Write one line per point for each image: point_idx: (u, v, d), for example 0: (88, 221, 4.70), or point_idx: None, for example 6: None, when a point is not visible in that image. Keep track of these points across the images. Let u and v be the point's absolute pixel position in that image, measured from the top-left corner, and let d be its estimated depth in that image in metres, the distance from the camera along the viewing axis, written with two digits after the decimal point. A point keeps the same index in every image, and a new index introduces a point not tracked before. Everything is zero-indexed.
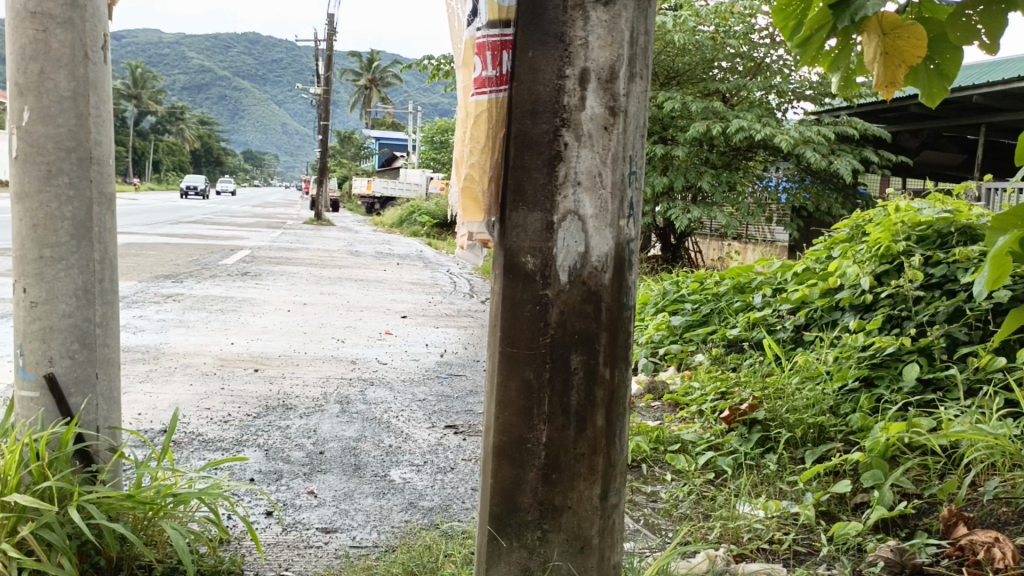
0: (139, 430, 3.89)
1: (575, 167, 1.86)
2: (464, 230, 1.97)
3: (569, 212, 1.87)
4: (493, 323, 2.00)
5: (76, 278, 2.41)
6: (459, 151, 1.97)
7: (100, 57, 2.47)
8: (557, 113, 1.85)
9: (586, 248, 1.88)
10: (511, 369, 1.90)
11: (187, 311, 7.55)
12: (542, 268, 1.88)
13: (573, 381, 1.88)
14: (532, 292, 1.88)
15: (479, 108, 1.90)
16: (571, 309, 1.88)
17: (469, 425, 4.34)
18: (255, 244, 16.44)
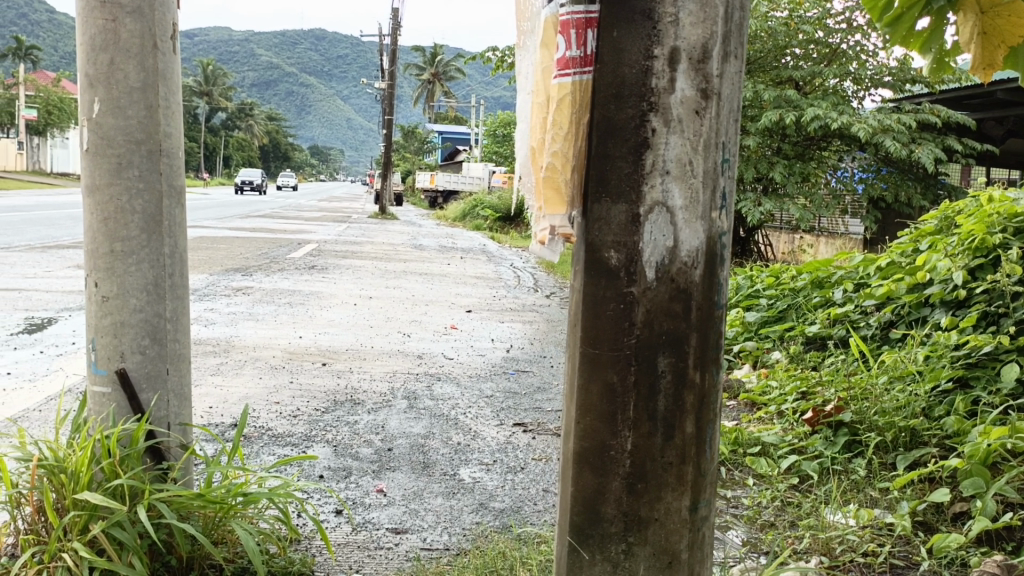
0: (210, 424, 3.89)
1: (664, 155, 1.73)
2: (545, 223, 1.84)
3: (657, 204, 1.74)
4: (572, 322, 1.89)
5: (146, 272, 2.38)
6: (539, 139, 1.84)
7: (169, 47, 2.43)
8: (645, 96, 1.72)
9: (675, 242, 1.75)
10: (593, 372, 1.79)
11: (256, 304, 7.63)
12: (626, 264, 1.75)
13: (660, 385, 1.76)
14: (616, 290, 1.76)
15: (564, 91, 1.77)
16: (658, 308, 1.75)
17: (538, 423, 4.24)
18: (321, 238, 16.64)
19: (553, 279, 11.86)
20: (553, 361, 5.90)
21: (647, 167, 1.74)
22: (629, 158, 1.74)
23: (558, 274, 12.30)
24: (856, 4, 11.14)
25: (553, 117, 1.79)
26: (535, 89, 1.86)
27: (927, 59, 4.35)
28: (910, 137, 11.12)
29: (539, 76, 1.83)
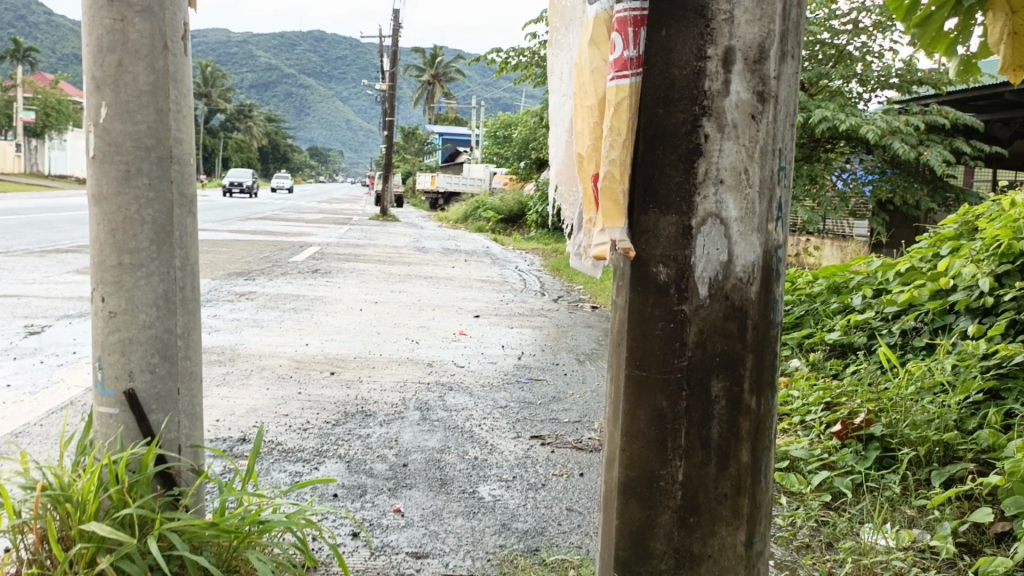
0: (217, 438, 3.75)
1: (718, 163, 1.60)
2: (602, 238, 1.61)
3: (710, 215, 1.61)
4: (615, 341, 1.75)
5: (157, 286, 2.25)
6: (589, 147, 1.65)
7: (181, 49, 2.30)
8: (697, 99, 1.59)
9: (730, 257, 1.61)
10: (640, 396, 1.66)
11: (260, 309, 7.49)
12: (677, 280, 1.62)
13: (714, 411, 1.63)
14: (665, 308, 1.63)
15: (619, 93, 1.59)
16: (712, 328, 1.62)
17: (556, 435, 4.11)
18: (323, 240, 16.52)
19: (558, 282, 11.73)
20: (566, 369, 5.76)
21: (701, 176, 1.60)
22: (682, 167, 1.60)
23: (564, 278, 12.16)
24: (863, 5, 11.01)
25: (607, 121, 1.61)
26: (578, 94, 1.68)
27: (953, 62, 4.19)
28: (919, 139, 10.97)
29: (586, 80, 1.66)
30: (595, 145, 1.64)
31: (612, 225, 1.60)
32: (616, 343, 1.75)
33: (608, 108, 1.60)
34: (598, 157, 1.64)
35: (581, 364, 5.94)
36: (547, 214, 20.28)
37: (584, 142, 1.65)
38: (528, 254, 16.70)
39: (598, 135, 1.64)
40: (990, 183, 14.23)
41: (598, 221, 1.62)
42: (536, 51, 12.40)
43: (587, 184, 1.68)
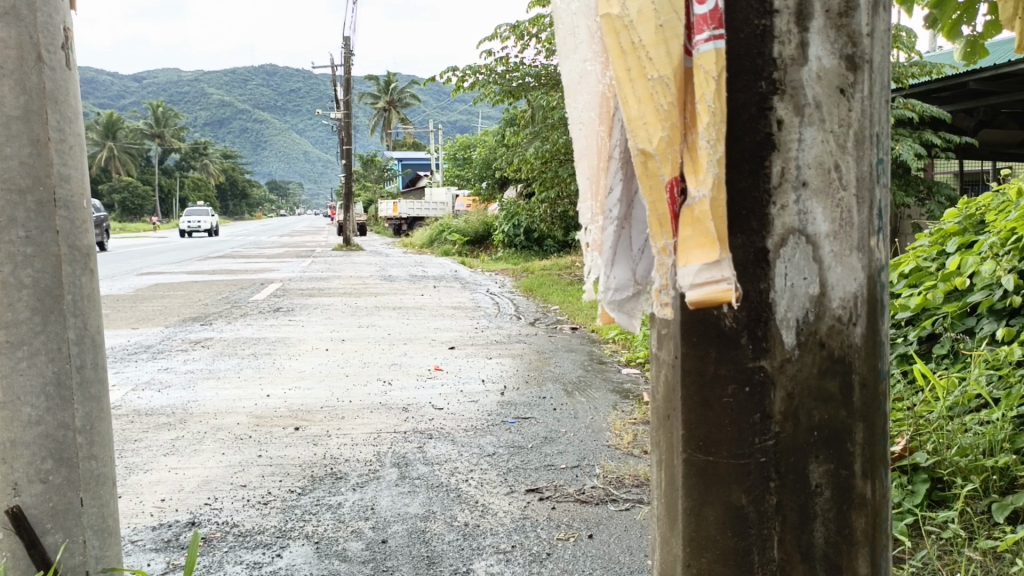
0: (161, 525, 3.20)
1: (798, 158, 1.42)
2: (691, 276, 1.32)
3: (793, 231, 1.43)
4: (664, 412, 1.58)
5: (44, 368, 1.75)
6: (664, 138, 1.33)
7: (62, 60, 1.79)
8: (762, 70, 1.40)
9: (822, 289, 1.45)
10: (711, 490, 1.50)
11: (217, 358, 6.88)
12: (750, 327, 1.44)
13: (815, 505, 1.48)
14: (740, 370, 1.45)
15: (712, 58, 1.32)
16: (806, 392, 1.46)
17: (555, 487, 3.62)
18: (284, 276, 15.82)
19: (533, 303, 11.26)
20: (555, 403, 5.24)
21: (778, 180, 1.42)
22: (751, 177, 1.41)
23: (538, 299, 11.67)
24: None
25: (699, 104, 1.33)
26: (629, 62, 1.35)
27: (958, 42, 3.78)
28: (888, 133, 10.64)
29: (646, 40, 1.34)
30: (672, 136, 1.33)
31: (717, 251, 1.32)
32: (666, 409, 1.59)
33: (701, 86, 1.32)
34: (675, 155, 1.33)
35: (571, 397, 5.41)
36: (513, 233, 19.80)
37: (659, 131, 1.33)
38: (497, 275, 16.18)
39: (674, 122, 1.33)
40: (958, 175, 13.99)
41: (699, 247, 1.32)
42: (492, 68, 11.95)
43: (654, 204, 1.35)
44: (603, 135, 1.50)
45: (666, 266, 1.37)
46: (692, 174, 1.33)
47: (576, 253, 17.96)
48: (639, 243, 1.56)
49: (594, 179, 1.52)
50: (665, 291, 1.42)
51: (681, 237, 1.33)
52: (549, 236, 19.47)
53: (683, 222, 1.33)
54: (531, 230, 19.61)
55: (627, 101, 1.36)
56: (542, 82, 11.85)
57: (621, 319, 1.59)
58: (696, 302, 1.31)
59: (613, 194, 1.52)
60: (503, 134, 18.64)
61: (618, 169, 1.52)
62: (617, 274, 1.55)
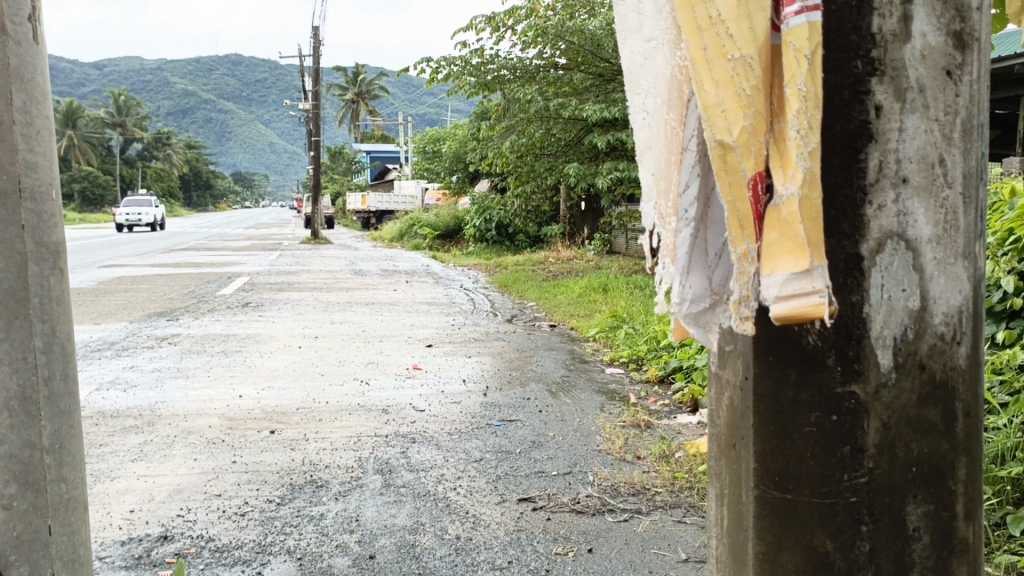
0: (130, 539, 2.99)
1: (900, 148, 1.60)
2: (779, 288, 1.44)
3: (893, 235, 1.61)
4: (731, 440, 1.78)
5: (9, 381, 1.55)
6: (748, 127, 1.45)
7: (28, 32, 1.58)
8: (863, 46, 1.58)
9: (924, 301, 1.63)
10: (798, 532, 1.67)
11: (185, 356, 6.61)
12: (839, 350, 1.63)
13: (911, 543, 1.65)
14: (832, 400, 1.63)
15: (805, 33, 1.43)
16: (904, 422, 1.64)
17: (549, 496, 3.46)
18: (252, 269, 15.46)
19: (508, 300, 11.08)
20: (540, 405, 5.08)
21: (876, 175, 1.59)
22: (846, 173, 1.59)
23: (514, 295, 11.48)
24: None
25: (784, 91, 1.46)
26: (714, 45, 1.47)
27: None
28: None
29: (729, 23, 1.46)
30: (756, 123, 1.46)
31: (806, 262, 1.42)
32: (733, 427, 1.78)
33: (790, 68, 1.44)
34: (758, 145, 1.46)
35: (557, 397, 5.27)
36: (485, 228, 19.57)
37: (741, 120, 1.46)
38: (470, 270, 15.98)
39: (758, 109, 1.46)
40: None
41: (786, 253, 1.43)
42: (467, 59, 11.66)
43: (735, 209, 1.47)
44: (675, 124, 1.60)
45: (747, 272, 1.50)
46: (781, 170, 1.46)
47: (549, 249, 17.81)
48: (714, 249, 1.63)
49: (665, 175, 1.61)
50: (746, 302, 1.54)
51: (764, 240, 1.46)
52: (521, 231, 19.25)
53: (768, 225, 1.45)
54: (503, 224, 19.40)
55: (705, 87, 1.48)
56: (518, 74, 11.63)
57: (694, 329, 1.69)
58: (787, 312, 1.43)
59: (688, 191, 1.60)
60: (476, 127, 18.35)
61: (694, 160, 1.59)
62: (693, 284, 1.65)
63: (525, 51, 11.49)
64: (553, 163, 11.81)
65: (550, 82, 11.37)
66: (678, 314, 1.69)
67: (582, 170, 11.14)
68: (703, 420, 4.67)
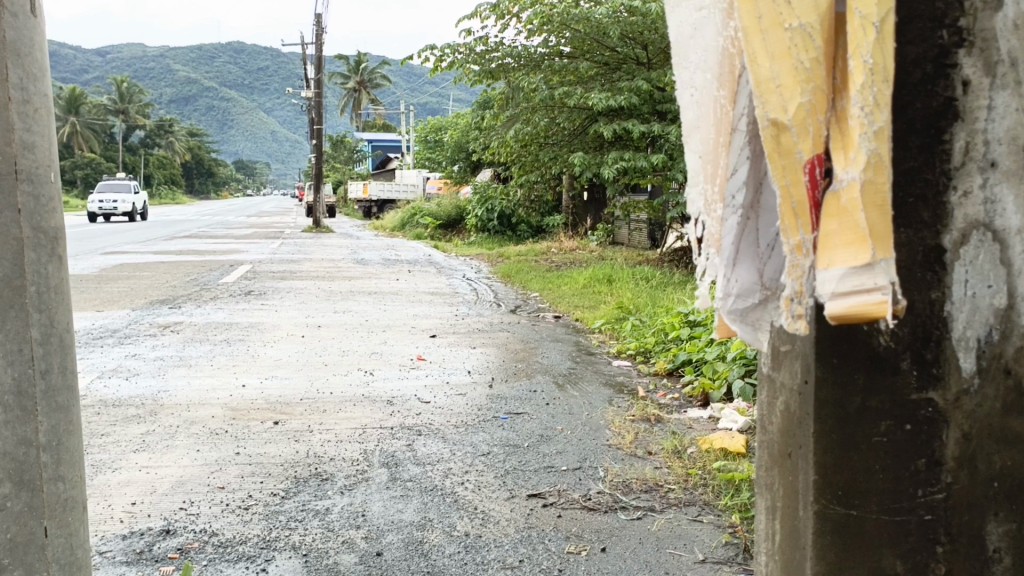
0: (129, 534, 2.90)
1: (989, 125, 1.72)
2: (836, 286, 1.41)
3: (978, 227, 1.74)
4: (786, 451, 1.92)
5: (4, 375, 1.46)
6: (806, 103, 1.46)
7: (25, 4, 1.49)
8: (945, 26, 1.71)
9: (1010, 298, 1.75)
10: (868, 552, 1.81)
11: (188, 344, 6.54)
12: (916, 359, 1.76)
13: (990, 556, 1.80)
14: (907, 411, 1.77)
15: (870, 4, 1.44)
16: (984, 431, 1.77)
17: (559, 492, 3.38)
18: (253, 257, 15.36)
19: (512, 290, 10.99)
20: (547, 397, 4.99)
21: (962, 159, 1.73)
22: (925, 155, 1.73)
23: (517, 285, 11.41)
24: None
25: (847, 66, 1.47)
26: (772, 15, 1.47)
27: None
28: None
29: None
30: (815, 98, 1.46)
31: (866, 254, 1.41)
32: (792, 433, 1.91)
33: (854, 39, 1.45)
34: (815, 125, 1.47)
35: (564, 390, 5.19)
36: (487, 217, 19.46)
37: (798, 96, 1.46)
38: (473, 260, 15.88)
39: (817, 85, 1.46)
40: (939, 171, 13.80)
41: (845, 245, 1.42)
42: (471, 47, 11.59)
43: (789, 195, 1.48)
44: (725, 106, 1.60)
45: (800, 267, 1.50)
46: (842, 152, 1.45)
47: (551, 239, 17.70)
48: (767, 240, 1.69)
49: (712, 159, 1.61)
50: (798, 298, 1.54)
51: (821, 229, 1.45)
52: (523, 221, 19.13)
53: (827, 213, 1.45)
54: (506, 213, 19.28)
55: (759, 61, 1.49)
56: (523, 63, 11.57)
57: (739, 325, 1.74)
58: (843, 311, 1.41)
59: (734, 176, 1.63)
60: (478, 117, 18.23)
61: (743, 141, 1.61)
62: (738, 276, 1.69)
63: (530, 39, 11.39)
64: (557, 152, 11.63)
65: (555, 70, 11.26)
66: (721, 310, 1.72)
67: (586, 159, 10.96)
68: (713, 415, 4.60)
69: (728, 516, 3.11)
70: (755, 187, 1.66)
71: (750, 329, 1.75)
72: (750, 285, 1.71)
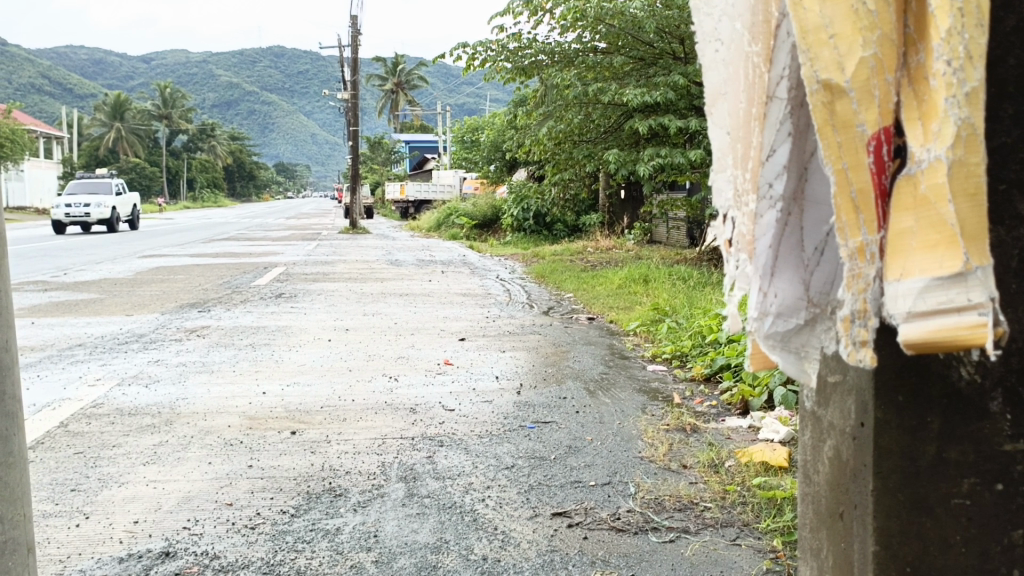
0: (128, 556, 2.74)
1: None
2: (918, 303, 1.19)
3: None
4: (841, 510, 1.74)
5: None
6: (868, 58, 1.25)
7: None
8: None
9: None
10: None
11: (213, 349, 6.43)
12: (1006, 405, 1.57)
13: None
14: (994, 466, 1.59)
15: None
16: None
17: (585, 511, 3.15)
18: (288, 259, 15.34)
19: (545, 291, 10.78)
20: (577, 405, 4.76)
21: None
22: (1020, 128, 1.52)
23: (551, 286, 11.20)
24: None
25: (926, 7, 1.23)
26: None
27: None
28: None
29: None
30: (880, 50, 1.25)
31: (956, 260, 1.17)
32: (844, 490, 1.75)
33: None
34: (880, 86, 1.25)
35: (595, 397, 4.96)
36: (522, 217, 19.24)
37: (859, 50, 1.25)
38: (507, 260, 15.66)
39: (883, 34, 1.25)
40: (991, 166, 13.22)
41: (924, 248, 1.20)
42: (503, 44, 11.44)
43: (847, 182, 1.26)
44: (762, 71, 1.39)
45: (863, 278, 1.27)
46: (923, 122, 1.22)
47: (587, 238, 17.43)
48: (814, 243, 1.44)
49: (745, 135, 1.41)
50: (861, 319, 1.30)
51: (893, 226, 1.24)
52: (559, 220, 18.87)
53: (900, 206, 1.23)
54: (541, 213, 19.06)
55: (808, 4, 1.27)
56: (556, 59, 11.35)
57: (779, 354, 1.48)
58: (927, 337, 1.18)
59: (773, 157, 1.40)
60: (513, 116, 18.06)
61: (782, 112, 1.38)
62: (779, 288, 1.45)
63: (563, 35, 11.19)
64: (591, 150, 11.37)
65: (589, 66, 11.00)
66: (757, 334, 1.46)
67: (621, 157, 10.68)
68: (754, 424, 4.34)
69: (769, 540, 2.86)
70: (798, 175, 1.41)
71: (794, 358, 1.49)
72: (794, 301, 1.46)
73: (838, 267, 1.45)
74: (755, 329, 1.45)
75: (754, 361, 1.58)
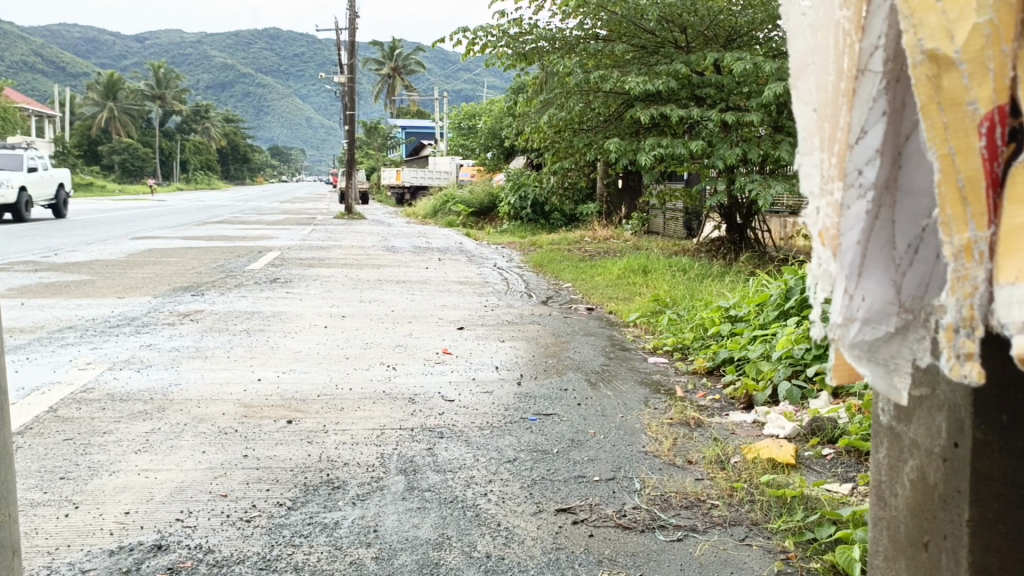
0: (117, 551, 2.64)
1: None
2: None
3: None
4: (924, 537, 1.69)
5: None
6: (983, 26, 1.13)
7: None
8: None
9: None
10: None
11: (206, 335, 6.30)
12: None
13: None
14: None
15: None
16: None
17: (591, 507, 3.07)
18: (284, 244, 15.19)
19: (543, 281, 10.68)
20: (579, 397, 4.68)
21: None
22: None
23: (549, 275, 11.10)
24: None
25: None
26: None
27: None
28: None
29: None
30: (997, 18, 1.13)
31: None
32: (929, 517, 1.68)
33: None
34: (999, 61, 1.14)
35: (596, 389, 4.87)
36: (519, 205, 19.10)
37: (974, 17, 1.13)
38: (504, 249, 15.53)
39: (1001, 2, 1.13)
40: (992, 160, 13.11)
41: None
42: (504, 29, 11.34)
43: (954, 169, 1.15)
44: (854, 40, 1.29)
45: (970, 281, 1.15)
46: None
47: (584, 227, 17.33)
48: (907, 241, 1.34)
49: (832, 113, 1.32)
50: (966, 328, 1.18)
51: (1006, 221, 1.14)
52: (556, 208, 18.74)
53: (1014, 199, 1.14)
54: (538, 202, 18.93)
55: None
56: (557, 46, 11.23)
57: (866, 365, 1.39)
58: None
59: (863, 138, 1.31)
60: (512, 103, 17.91)
61: (876, 87, 1.29)
62: (868, 290, 1.36)
63: (564, 21, 11.10)
64: (591, 138, 11.22)
65: (590, 54, 10.86)
66: (840, 342, 1.37)
67: (622, 146, 10.50)
68: (758, 419, 4.27)
69: (780, 540, 2.78)
70: (892, 160, 1.32)
71: (882, 370, 1.40)
72: (883, 305, 1.36)
73: (933, 268, 1.35)
74: (839, 335, 1.36)
75: (839, 373, 1.51)
